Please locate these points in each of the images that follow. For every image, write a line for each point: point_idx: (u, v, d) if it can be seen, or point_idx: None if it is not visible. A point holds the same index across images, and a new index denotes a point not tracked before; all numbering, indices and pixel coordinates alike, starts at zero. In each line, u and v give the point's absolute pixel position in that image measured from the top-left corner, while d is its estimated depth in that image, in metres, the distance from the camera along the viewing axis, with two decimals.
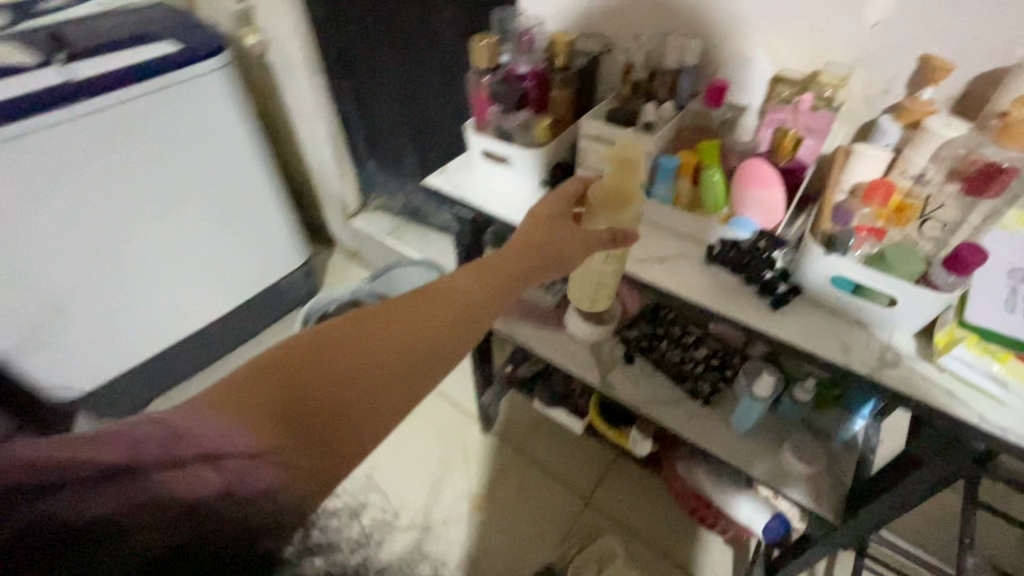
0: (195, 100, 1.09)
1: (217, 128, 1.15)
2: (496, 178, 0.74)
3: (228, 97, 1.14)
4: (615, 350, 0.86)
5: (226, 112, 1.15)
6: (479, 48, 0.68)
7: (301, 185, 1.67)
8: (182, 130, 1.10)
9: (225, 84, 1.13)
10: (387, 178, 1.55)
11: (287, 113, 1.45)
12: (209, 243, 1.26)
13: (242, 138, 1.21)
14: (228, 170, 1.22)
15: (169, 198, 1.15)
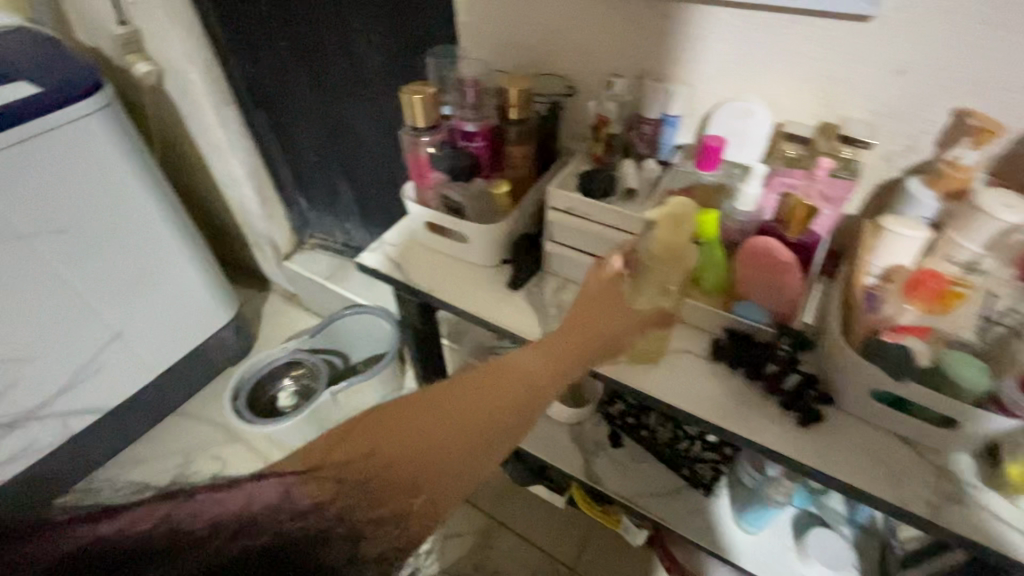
0: (64, 153, 0.88)
1: (98, 185, 0.94)
2: (452, 253, 0.62)
3: (109, 146, 0.94)
4: (599, 430, 0.76)
5: (109, 164, 0.95)
6: (412, 105, 0.54)
7: (225, 226, 1.47)
8: (49, 191, 0.89)
9: (104, 131, 0.92)
10: (323, 217, 1.37)
11: (198, 150, 1.25)
12: (101, 318, 1.05)
13: (135, 193, 1.00)
14: (119, 231, 1.01)
15: (39, 273, 0.93)
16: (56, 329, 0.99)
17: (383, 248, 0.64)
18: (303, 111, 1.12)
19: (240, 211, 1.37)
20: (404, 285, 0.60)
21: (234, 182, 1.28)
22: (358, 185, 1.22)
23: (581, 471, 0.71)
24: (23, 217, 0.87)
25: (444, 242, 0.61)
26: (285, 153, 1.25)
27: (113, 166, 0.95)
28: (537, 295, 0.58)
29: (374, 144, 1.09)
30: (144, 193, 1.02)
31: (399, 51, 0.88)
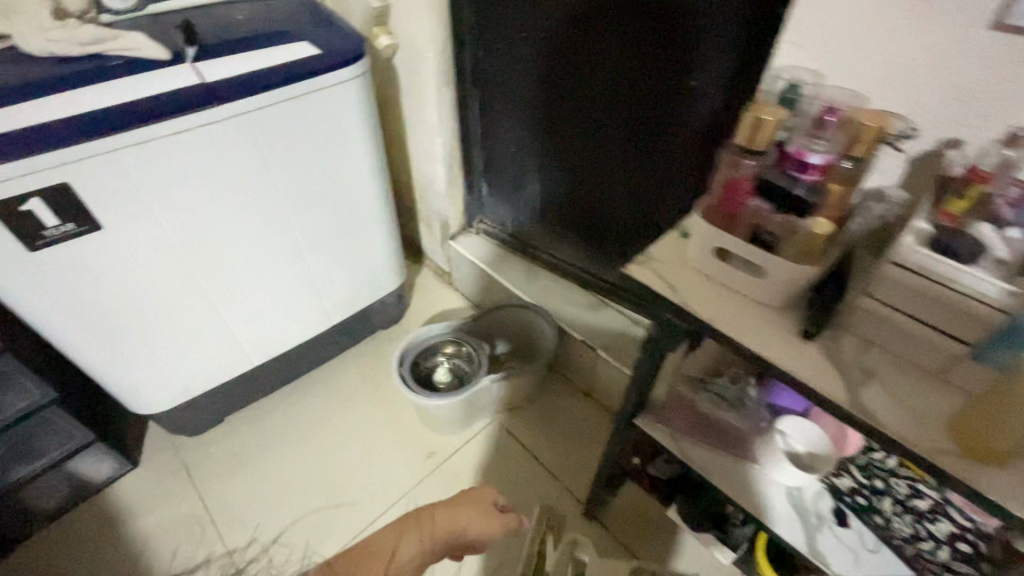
0: (312, 116, 0.94)
1: (330, 148, 1.00)
2: (735, 284, 0.58)
3: (348, 115, 0.98)
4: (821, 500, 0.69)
5: (344, 130, 1.00)
6: (750, 123, 0.50)
7: (401, 197, 1.54)
8: (292, 148, 0.95)
9: (347, 100, 0.96)
10: (499, 205, 1.40)
11: (405, 123, 1.31)
12: (300, 268, 1.12)
13: (355, 160, 1.05)
14: (334, 193, 1.07)
15: (265, 221, 1.01)
16: (265, 272, 1.07)
17: (650, 264, 0.61)
18: (525, 104, 1.15)
19: (423, 186, 1.42)
20: (678, 309, 0.57)
21: (428, 158, 1.33)
22: (551, 180, 1.24)
23: (804, 544, 0.65)
24: (266, 168, 0.94)
25: (730, 273, 0.57)
26: (485, 139, 1.29)
27: (346, 132, 1.00)
28: (835, 352, 0.53)
29: (586, 142, 1.11)
30: (362, 161, 1.06)
31: (669, 60, 0.88)
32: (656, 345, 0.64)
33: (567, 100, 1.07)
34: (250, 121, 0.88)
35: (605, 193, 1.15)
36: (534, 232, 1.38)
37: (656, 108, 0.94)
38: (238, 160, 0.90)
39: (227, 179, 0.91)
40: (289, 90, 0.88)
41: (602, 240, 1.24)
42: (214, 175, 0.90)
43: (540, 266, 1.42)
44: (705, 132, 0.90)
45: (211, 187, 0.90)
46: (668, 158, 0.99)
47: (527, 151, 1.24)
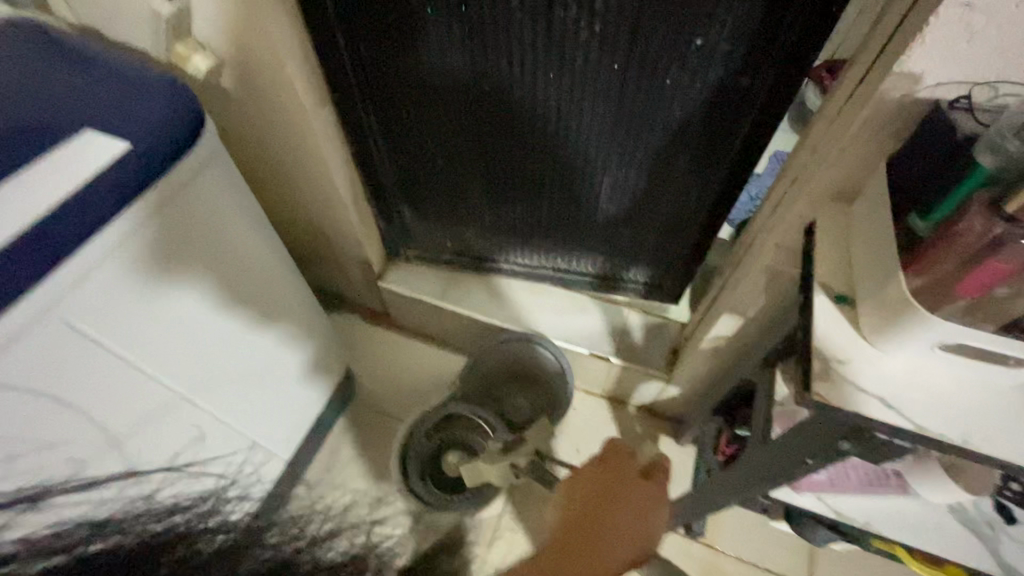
0: (143, 269, 0.57)
1: (188, 290, 0.64)
2: (950, 368, 0.42)
3: (192, 236, 0.61)
4: (983, 502, 0.62)
5: (197, 258, 0.63)
6: None
7: (291, 244, 1.15)
8: (135, 324, 0.59)
9: (182, 214, 0.59)
10: (431, 226, 1.09)
11: (267, 162, 0.91)
12: (219, 442, 0.79)
13: (229, 281, 0.70)
14: (219, 337, 0.72)
15: (144, 429, 0.66)
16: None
17: (834, 372, 0.44)
18: (434, 102, 0.81)
19: (323, 230, 1.05)
20: (912, 434, 0.41)
21: (320, 199, 0.96)
22: (497, 186, 0.95)
23: (997, 567, 0.59)
24: (112, 369, 0.58)
25: (950, 361, 0.42)
26: (391, 161, 0.94)
27: (201, 259, 0.64)
28: None
29: (547, 136, 0.83)
30: (241, 271, 0.71)
31: (658, 21, 0.62)
32: (844, 453, 0.48)
33: (509, 92, 0.77)
34: (47, 332, 0.50)
35: (578, 185, 0.91)
36: (484, 245, 1.11)
37: (645, 80, 0.70)
38: (73, 378, 0.55)
39: (54, 424, 0.55)
40: (87, 253, 0.51)
41: (579, 234, 1.02)
42: (30, 434, 0.53)
43: (500, 277, 1.17)
44: (717, 98, 0.70)
45: (34, 451, 0.54)
46: (662, 139, 0.78)
47: (457, 163, 0.92)
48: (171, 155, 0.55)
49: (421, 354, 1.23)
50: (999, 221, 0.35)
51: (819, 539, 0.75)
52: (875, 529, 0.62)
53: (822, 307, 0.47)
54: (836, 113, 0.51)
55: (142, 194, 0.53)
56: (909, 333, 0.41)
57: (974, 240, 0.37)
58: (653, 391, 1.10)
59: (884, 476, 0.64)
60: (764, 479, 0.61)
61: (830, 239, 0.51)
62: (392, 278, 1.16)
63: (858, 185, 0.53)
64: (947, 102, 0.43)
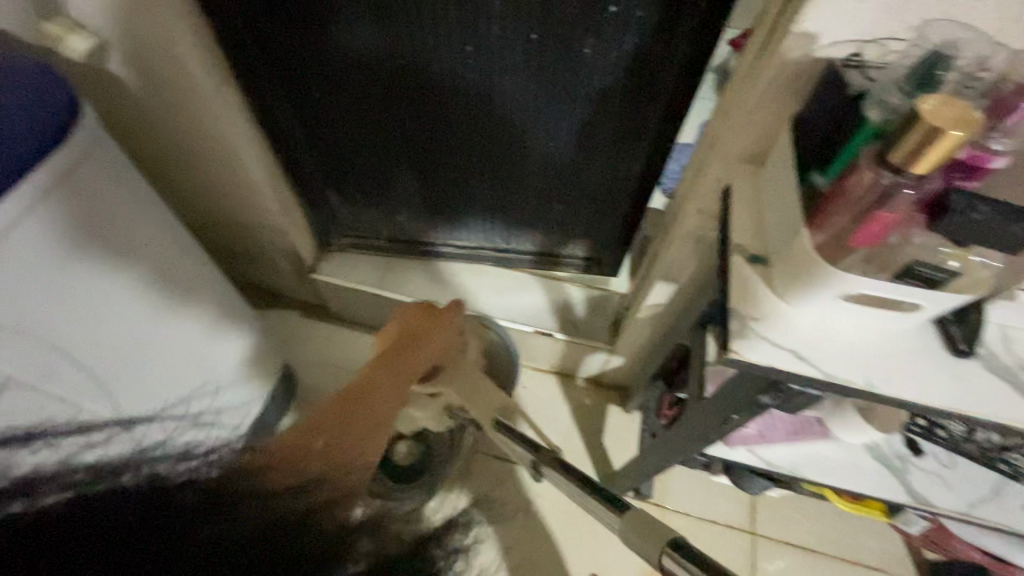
0: (17, 278, 0.51)
1: (79, 299, 0.58)
2: (854, 318, 0.44)
3: (76, 241, 0.55)
4: (894, 440, 0.67)
5: (87, 265, 0.57)
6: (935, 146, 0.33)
7: (212, 239, 1.07)
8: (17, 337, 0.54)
9: (59, 219, 0.53)
10: (362, 211, 1.04)
11: (171, 152, 0.84)
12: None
13: (133, 287, 0.64)
14: (128, 347, 0.66)
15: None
16: None
17: (750, 330, 0.45)
18: (349, 80, 0.76)
19: (244, 221, 0.99)
20: (823, 383, 0.43)
21: (238, 190, 0.90)
22: (426, 166, 0.92)
23: (907, 496, 0.64)
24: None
25: (854, 312, 0.44)
26: (311, 145, 0.89)
27: (92, 266, 0.58)
28: (989, 356, 0.44)
29: (471, 111, 0.80)
30: (149, 276, 0.65)
31: None
32: (766, 406, 0.51)
33: (426, 66, 0.73)
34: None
35: (509, 162, 0.90)
36: (420, 227, 1.08)
37: (564, 50, 0.69)
38: None
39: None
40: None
41: (515, 212, 1.01)
42: None
43: (439, 260, 1.14)
44: (636, 66, 0.70)
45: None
46: (587, 109, 0.77)
47: (382, 143, 0.88)
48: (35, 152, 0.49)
49: (363, 344, 1.20)
50: (886, 171, 0.37)
51: (755, 488, 0.80)
52: (800, 474, 0.65)
53: (739, 268, 0.48)
54: (744, 77, 0.52)
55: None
56: (815, 287, 0.43)
57: (866, 190, 0.38)
58: (598, 363, 1.11)
59: (808, 424, 0.68)
60: (699, 437, 0.64)
61: (744, 202, 0.53)
62: (326, 268, 1.11)
63: (768, 149, 0.54)
64: (840, 61, 0.44)
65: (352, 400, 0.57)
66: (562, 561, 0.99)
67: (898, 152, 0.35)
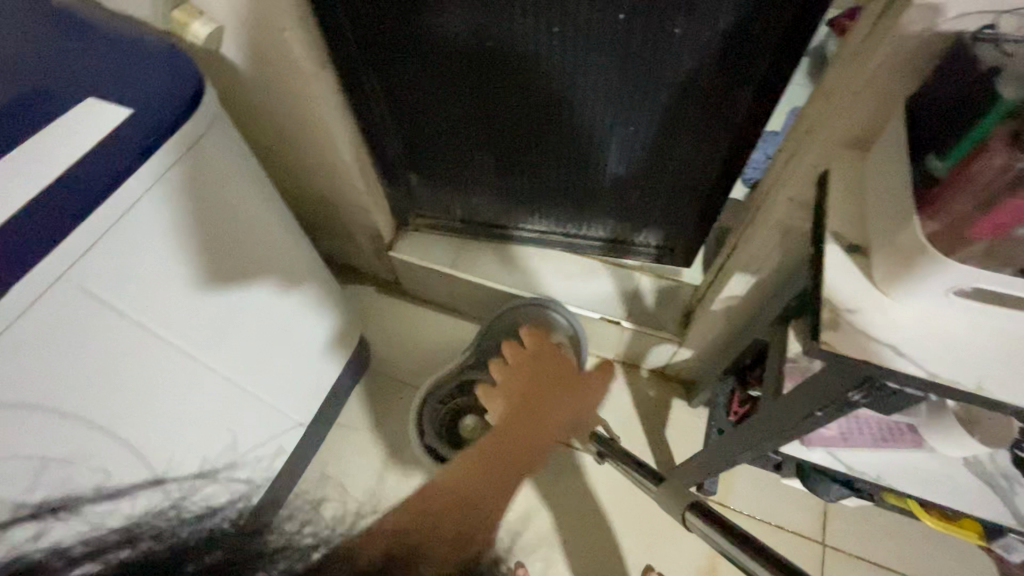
0: (144, 245, 0.57)
1: (191, 266, 0.64)
2: (965, 314, 0.41)
3: (193, 212, 0.61)
4: (999, 455, 0.62)
5: (197, 234, 0.63)
6: None
7: (301, 216, 1.15)
8: (145, 300, 0.60)
9: (177, 191, 0.59)
10: (439, 193, 1.08)
11: (272, 132, 0.91)
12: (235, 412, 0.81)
13: (233, 256, 0.70)
14: (227, 311, 0.72)
15: (163, 389, 0.67)
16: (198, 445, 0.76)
17: (844, 321, 0.43)
18: (436, 63, 0.79)
19: (331, 199, 1.05)
20: (925, 381, 0.40)
21: (328, 168, 0.96)
22: (503, 149, 0.94)
23: (1013, 518, 0.58)
24: (124, 343, 0.59)
25: (963, 308, 0.40)
26: (395, 126, 0.93)
27: (202, 234, 0.64)
28: None
29: (552, 96, 0.81)
30: (246, 245, 0.71)
31: None
32: (854, 404, 0.48)
33: (512, 49, 0.74)
34: (56, 305, 0.51)
35: (584, 147, 0.89)
36: (493, 210, 1.10)
37: (653, 31, 0.67)
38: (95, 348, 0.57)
39: (69, 396, 0.56)
40: (87, 230, 0.51)
41: (587, 198, 1.01)
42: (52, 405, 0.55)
43: (509, 243, 1.16)
44: (729, 47, 0.67)
45: (44, 423, 0.55)
46: (673, 92, 0.75)
47: (463, 127, 0.90)
48: (172, 124, 0.55)
49: (432, 321, 1.25)
50: (1020, 154, 0.34)
51: (832, 495, 0.75)
52: (886, 483, 0.61)
53: (834, 257, 0.46)
54: (853, 54, 0.48)
55: (139, 167, 0.53)
56: (922, 279, 0.40)
57: (993, 176, 0.35)
58: (665, 354, 1.09)
59: (899, 431, 0.64)
60: (774, 433, 0.61)
61: (844, 188, 0.50)
62: (402, 247, 1.16)
63: (874, 133, 0.51)
64: (970, 33, 0.40)
65: (530, 399, 0.72)
66: (618, 549, 0.99)
67: None
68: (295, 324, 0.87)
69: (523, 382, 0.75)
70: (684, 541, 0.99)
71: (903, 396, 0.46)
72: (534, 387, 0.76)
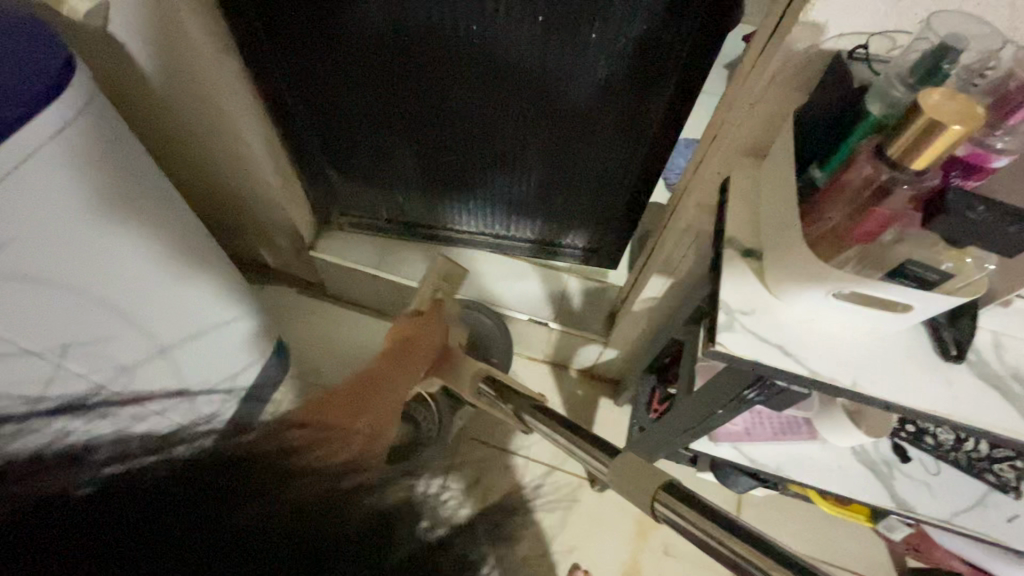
0: (7, 236, 0.50)
1: (75, 258, 0.57)
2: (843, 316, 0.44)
3: (72, 203, 0.54)
4: (881, 443, 0.67)
5: (81, 223, 0.56)
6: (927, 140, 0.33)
7: (212, 213, 1.07)
8: (3, 303, 0.52)
9: (54, 178, 0.52)
10: (362, 190, 1.04)
11: (171, 121, 0.83)
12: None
13: (131, 251, 0.63)
14: (118, 315, 0.65)
15: None
16: None
17: (738, 323, 0.45)
18: (351, 52, 0.75)
19: (243, 194, 0.98)
20: (809, 379, 0.43)
21: (238, 161, 0.90)
22: (428, 147, 0.91)
23: (891, 501, 0.64)
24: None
25: (841, 312, 0.43)
26: (312, 120, 0.88)
27: (91, 224, 0.57)
28: (978, 362, 0.44)
29: (476, 95, 0.80)
30: (143, 241, 0.64)
31: None
32: (750, 402, 0.50)
33: (434, 43, 0.72)
34: None
35: (511, 148, 0.89)
36: (421, 210, 1.07)
37: (571, 34, 0.68)
38: None
39: None
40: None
41: (514, 199, 1.00)
42: None
43: (440, 244, 1.13)
44: (642, 55, 0.69)
45: None
46: (593, 94, 0.76)
47: (386, 123, 0.87)
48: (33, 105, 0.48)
49: (359, 323, 1.20)
50: (884, 167, 0.36)
51: (740, 487, 0.80)
52: (785, 474, 0.65)
53: (731, 261, 0.48)
54: (748, 69, 0.51)
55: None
56: (804, 283, 0.42)
57: (863, 185, 0.37)
58: (592, 354, 1.11)
59: (797, 424, 0.68)
60: (685, 431, 0.64)
61: (742, 196, 0.52)
62: (324, 247, 1.11)
63: (769, 143, 0.54)
64: (846, 53, 0.43)
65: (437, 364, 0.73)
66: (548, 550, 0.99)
67: (895, 146, 0.35)
68: (206, 329, 0.80)
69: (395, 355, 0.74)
70: (610, 538, 1.01)
71: (793, 392, 0.49)
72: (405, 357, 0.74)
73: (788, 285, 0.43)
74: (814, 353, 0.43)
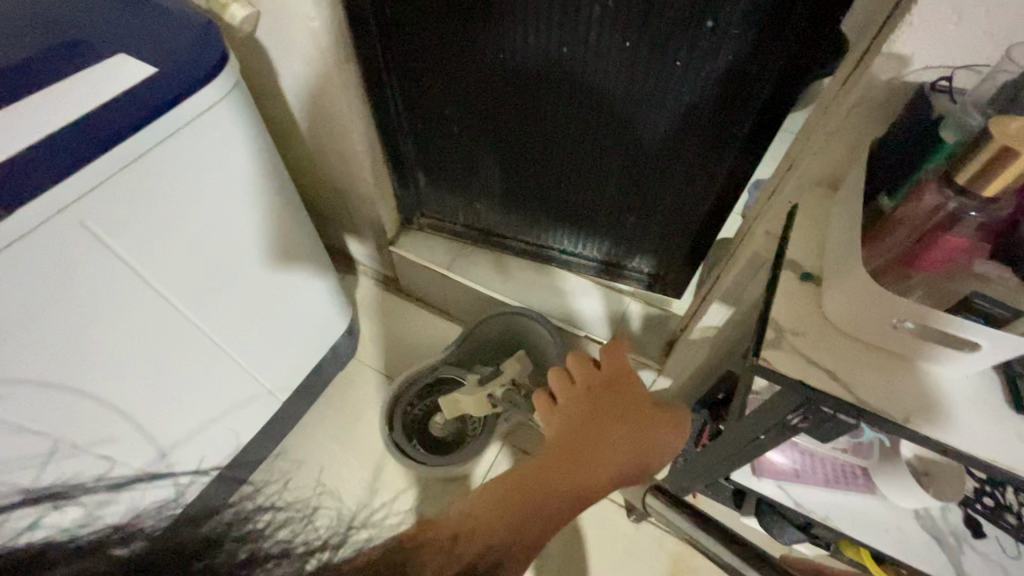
0: (158, 193, 0.60)
1: (205, 215, 0.68)
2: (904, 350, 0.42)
3: (212, 165, 0.65)
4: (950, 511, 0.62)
5: (212, 185, 0.66)
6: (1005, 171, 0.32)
7: (313, 203, 1.20)
8: (148, 245, 0.62)
9: (195, 144, 0.62)
10: (444, 196, 1.12)
11: (292, 118, 0.96)
12: (221, 366, 0.84)
13: (242, 215, 0.73)
14: (229, 267, 0.75)
15: (150, 337, 0.69)
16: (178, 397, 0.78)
17: (787, 342, 0.45)
18: (451, 65, 0.83)
19: (341, 188, 1.10)
20: (857, 408, 0.41)
21: (341, 158, 1.01)
22: (509, 160, 0.97)
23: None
24: (115, 278, 0.60)
25: (902, 345, 0.42)
26: (411, 127, 0.97)
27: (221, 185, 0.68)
28: None
29: (561, 114, 0.85)
30: (255, 208, 0.75)
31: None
32: (795, 429, 0.49)
33: (526, 64, 0.78)
34: (60, 235, 0.53)
35: (590, 166, 0.92)
36: (495, 220, 1.13)
37: (658, 62, 0.71)
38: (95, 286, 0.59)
39: (66, 329, 0.58)
40: (102, 168, 0.53)
41: (585, 217, 1.04)
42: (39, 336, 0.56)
43: (509, 253, 1.19)
44: (726, 84, 0.70)
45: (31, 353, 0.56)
46: (674, 120, 0.78)
47: (474, 134, 0.94)
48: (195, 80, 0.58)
49: (424, 320, 1.28)
50: (951, 195, 0.35)
51: (786, 538, 0.74)
52: (833, 524, 0.61)
53: (788, 283, 0.48)
54: (829, 100, 0.51)
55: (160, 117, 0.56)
56: (865, 307, 0.41)
57: (930, 213, 0.37)
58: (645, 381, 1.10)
59: (853, 474, 0.65)
60: (727, 459, 0.62)
61: (808, 223, 0.52)
62: (404, 244, 1.20)
63: (845, 175, 0.53)
64: (929, 85, 0.43)
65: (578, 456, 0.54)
66: (577, 569, 0.98)
67: (960, 172, 0.34)
68: (292, 293, 0.90)
69: (604, 402, 0.61)
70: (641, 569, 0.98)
71: (842, 425, 0.48)
72: (623, 408, 0.61)
73: (847, 310, 0.43)
74: (869, 384, 0.42)
